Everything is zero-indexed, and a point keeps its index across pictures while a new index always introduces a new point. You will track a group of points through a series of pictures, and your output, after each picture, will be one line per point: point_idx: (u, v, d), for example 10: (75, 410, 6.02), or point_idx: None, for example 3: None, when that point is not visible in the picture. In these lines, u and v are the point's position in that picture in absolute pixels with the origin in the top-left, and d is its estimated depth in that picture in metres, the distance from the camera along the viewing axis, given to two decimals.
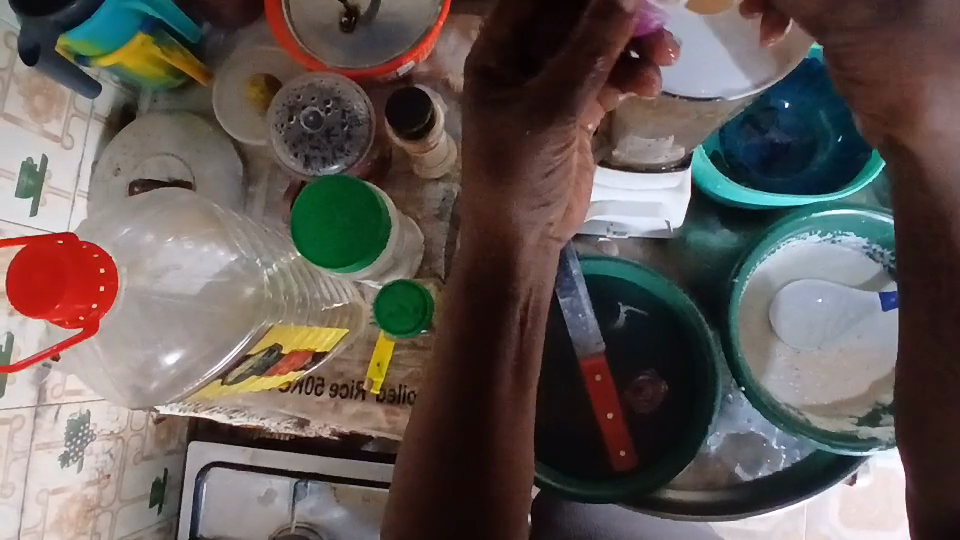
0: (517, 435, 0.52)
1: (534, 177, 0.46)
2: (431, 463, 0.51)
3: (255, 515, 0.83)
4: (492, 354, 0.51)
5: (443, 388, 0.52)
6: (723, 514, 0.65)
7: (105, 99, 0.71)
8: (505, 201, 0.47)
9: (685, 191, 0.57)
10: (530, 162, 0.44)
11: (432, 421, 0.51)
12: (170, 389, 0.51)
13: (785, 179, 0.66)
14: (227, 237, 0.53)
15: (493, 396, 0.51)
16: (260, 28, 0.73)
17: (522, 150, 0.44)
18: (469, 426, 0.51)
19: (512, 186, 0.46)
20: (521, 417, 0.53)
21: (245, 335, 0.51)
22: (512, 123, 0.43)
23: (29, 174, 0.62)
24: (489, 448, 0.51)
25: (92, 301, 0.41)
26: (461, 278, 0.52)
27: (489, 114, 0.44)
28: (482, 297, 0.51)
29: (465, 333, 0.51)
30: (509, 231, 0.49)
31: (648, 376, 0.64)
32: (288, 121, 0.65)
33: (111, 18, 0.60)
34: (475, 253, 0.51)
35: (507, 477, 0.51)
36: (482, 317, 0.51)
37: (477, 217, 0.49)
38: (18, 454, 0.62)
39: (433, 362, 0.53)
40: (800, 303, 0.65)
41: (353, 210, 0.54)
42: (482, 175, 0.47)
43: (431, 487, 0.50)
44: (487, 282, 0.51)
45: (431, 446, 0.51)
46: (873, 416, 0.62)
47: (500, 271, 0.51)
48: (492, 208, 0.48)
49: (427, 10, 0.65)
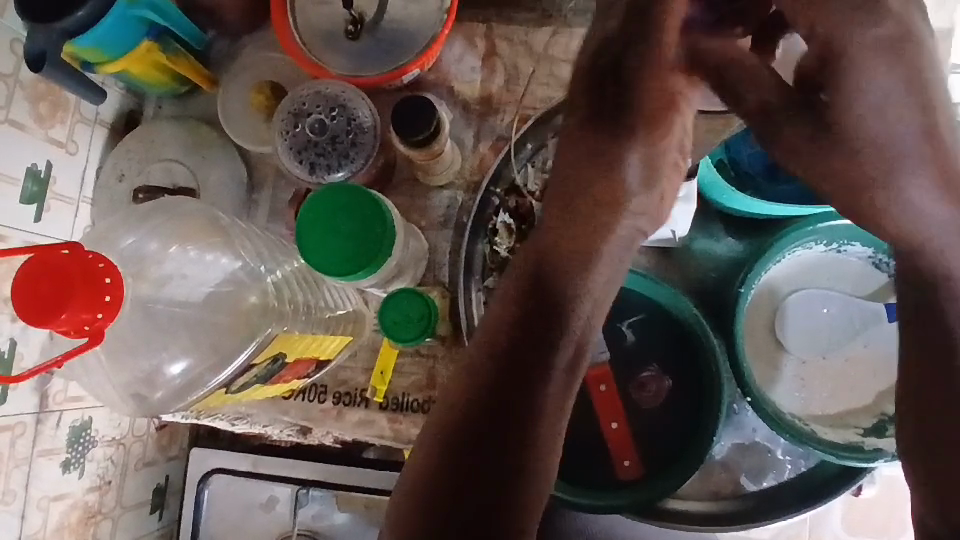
0: (549, 432, 0.49)
1: (627, 172, 0.49)
2: (453, 444, 0.48)
3: (256, 521, 0.82)
4: (533, 377, 0.49)
5: (473, 373, 0.49)
6: (728, 526, 0.65)
7: (109, 104, 0.71)
8: (608, 179, 0.49)
9: (691, 201, 0.57)
10: (621, 152, 0.49)
11: (448, 430, 0.48)
12: (175, 399, 0.51)
13: (793, 187, 0.63)
14: (233, 245, 0.53)
15: (523, 418, 0.48)
16: (265, 34, 0.73)
17: (618, 142, 0.48)
18: (487, 442, 0.47)
19: (606, 176, 0.49)
20: (551, 446, 0.49)
21: (250, 345, 0.51)
22: (621, 103, 0.48)
23: (34, 180, 0.62)
24: (508, 460, 0.47)
25: (96, 312, 0.40)
26: (509, 292, 0.51)
27: (602, 100, 0.48)
28: (529, 310, 0.50)
29: (505, 347, 0.49)
30: (588, 237, 0.50)
31: (652, 373, 0.64)
32: (293, 128, 0.65)
33: (118, 25, 0.60)
34: (525, 260, 0.51)
35: (529, 505, 0.47)
36: (533, 319, 0.50)
37: (556, 214, 0.50)
38: (20, 461, 0.62)
39: (459, 370, 0.51)
40: (805, 312, 0.65)
41: (358, 218, 0.54)
42: (580, 155, 0.49)
43: (444, 466, 0.47)
44: (539, 297, 0.50)
45: (456, 425, 0.48)
46: (879, 426, 0.61)
47: (553, 285, 0.50)
48: (591, 198, 0.50)
49: (433, 17, 0.65)
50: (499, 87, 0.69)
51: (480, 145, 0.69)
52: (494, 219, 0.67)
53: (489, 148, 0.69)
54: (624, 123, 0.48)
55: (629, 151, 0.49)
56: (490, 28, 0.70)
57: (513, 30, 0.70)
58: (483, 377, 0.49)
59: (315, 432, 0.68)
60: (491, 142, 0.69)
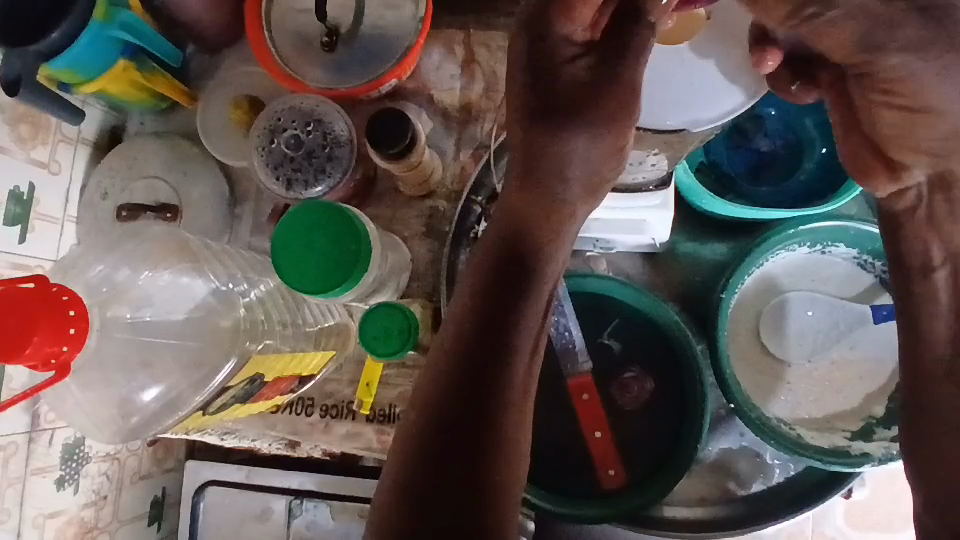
0: (516, 434, 0.47)
1: (573, 168, 0.43)
2: (420, 456, 0.45)
3: (251, 533, 0.82)
4: (498, 381, 0.46)
5: (432, 382, 0.47)
6: (720, 531, 0.64)
7: (91, 122, 0.71)
8: (552, 173, 0.43)
9: (668, 207, 0.54)
10: (560, 145, 0.42)
11: (411, 443, 0.46)
12: (155, 421, 0.51)
13: (773, 189, 0.65)
14: (204, 268, 0.54)
15: (489, 423, 0.45)
16: (244, 48, 0.73)
17: (559, 138, 0.42)
18: (451, 453, 0.45)
19: (546, 172, 0.43)
20: (518, 452, 0.47)
21: (228, 363, 0.52)
22: (562, 94, 0.41)
23: (17, 201, 0.62)
24: (478, 468, 0.45)
25: (62, 344, 0.41)
26: (470, 293, 0.47)
27: (537, 90, 0.42)
28: (491, 311, 0.46)
29: (467, 352, 0.46)
30: (549, 231, 0.45)
31: (634, 373, 0.64)
32: (270, 144, 0.65)
33: (92, 45, 0.60)
34: (487, 258, 0.47)
35: (498, 517, 0.44)
36: (489, 318, 0.46)
37: (507, 211, 0.46)
38: (13, 480, 0.63)
39: (422, 378, 0.48)
40: (791, 316, 0.64)
41: (332, 235, 0.53)
42: (521, 154, 0.44)
43: (412, 481, 0.45)
44: (504, 296, 0.46)
45: (421, 435, 0.46)
46: (866, 430, 0.62)
47: (506, 280, 0.46)
48: (541, 190, 0.44)
49: (408, 26, 0.65)
50: (478, 94, 0.69)
51: (461, 153, 0.69)
52: (476, 228, 0.66)
53: (471, 156, 0.69)
54: (568, 116, 0.41)
55: (575, 139, 0.42)
56: (468, 34, 0.70)
57: (491, 36, 0.69)
58: (443, 384, 0.46)
59: (304, 445, 0.69)
60: (472, 150, 0.69)
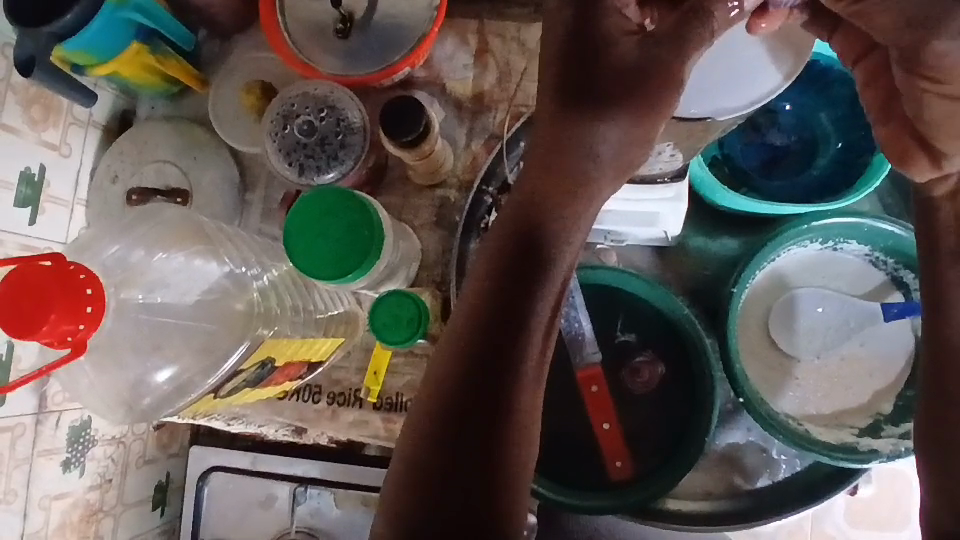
0: (529, 415, 0.45)
1: (604, 127, 0.41)
2: (431, 436, 0.44)
3: (254, 520, 0.82)
4: (508, 368, 0.44)
5: (445, 360, 0.45)
6: (725, 525, 0.65)
7: (102, 106, 0.71)
8: (581, 135, 0.41)
9: (681, 199, 0.55)
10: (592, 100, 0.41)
11: (424, 423, 0.45)
12: (165, 403, 0.52)
13: (785, 183, 0.65)
14: (218, 251, 0.54)
15: (502, 403, 0.44)
16: (255, 34, 0.72)
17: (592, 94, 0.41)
18: (463, 433, 0.44)
19: (577, 133, 0.41)
20: (530, 433, 0.46)
21: (241, 345, 0.52)
22: (606, 52, 0.41)
23: (27, 183, 0.61)
24: (490, 447, 0.44)
25: (79, 322, 0.41)
26: (485, 283, 0.45)
27: (567, 73, 0.41)
28: (506, 299, 0.44)
29: (479, 342, 0.44)
30: (573, 209, 0.43)
31: (645, 359, 0.64)
32: (283, 129, 0.65)
33: (106, 27, 0.59)
34: (503, 248, 0.44)
35: (509, 496, 0.44)
36: (505, 293, 0.44)
37: (534, 182, 0.43)
38: (20, 461, 0.63)
39: (431, 371, 0.46)
40: (802, 311, 0.64)
41: (345, 222, 0.53)
42: (551, 119, 0.42)
43: (422, 460, 0.44)
44: (521, 281, 0.44)
45: (431, 415, 0.45)
46: (874, 427, 0.62)
47: (530, 251, 0.44)
48: (563, 159, 0.42)
49: (423, 14, 0.65)
50: (491, 85, 0.69)
51: (472, 143, 0.69)
52: (486, 219, 0.66)
53: (482, 146, 0.68)
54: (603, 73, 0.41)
55: (600, 123, 0.41)
56: (482, 24, 0.69)
57: (505, 26, 0.69)
58: (454, 363, 0.45)
59: (310, 432, 0.69)
60: (484, 140, 0.69)
